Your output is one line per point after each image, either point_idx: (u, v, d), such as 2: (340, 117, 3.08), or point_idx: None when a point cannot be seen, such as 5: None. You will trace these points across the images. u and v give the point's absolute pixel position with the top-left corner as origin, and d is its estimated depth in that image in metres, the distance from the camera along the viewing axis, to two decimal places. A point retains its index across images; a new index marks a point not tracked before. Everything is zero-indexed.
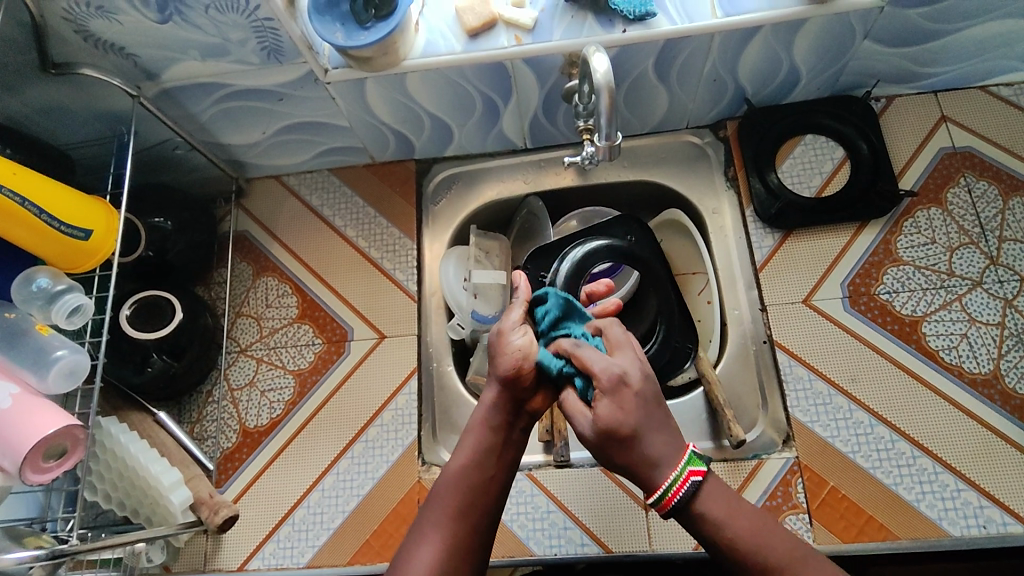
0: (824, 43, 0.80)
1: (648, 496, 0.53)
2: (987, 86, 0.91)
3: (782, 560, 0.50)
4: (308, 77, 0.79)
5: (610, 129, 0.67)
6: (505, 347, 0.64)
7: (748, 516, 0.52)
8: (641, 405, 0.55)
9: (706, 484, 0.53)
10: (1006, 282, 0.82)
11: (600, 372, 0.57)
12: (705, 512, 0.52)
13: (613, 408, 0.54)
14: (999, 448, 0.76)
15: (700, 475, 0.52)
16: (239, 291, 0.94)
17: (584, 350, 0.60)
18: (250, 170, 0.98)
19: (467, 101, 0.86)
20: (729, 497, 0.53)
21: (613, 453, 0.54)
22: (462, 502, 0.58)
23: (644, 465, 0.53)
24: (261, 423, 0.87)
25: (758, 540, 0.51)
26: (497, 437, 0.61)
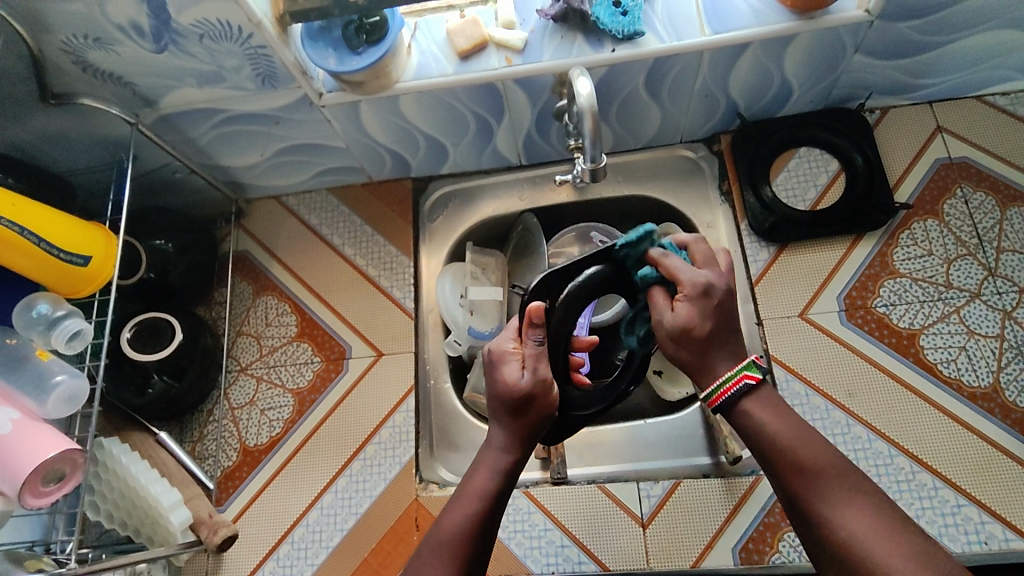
0: (815, 57, 0.80)
1: (702, 389, 0.59)
2: (984, 96, 0.91)
3: (815, 464, 0.54)
4: (303, 101, 0.80)
5: (597, 151, 0.67)
6: (538, 400, 0.61)
7: (793, 422, 0.57)
8: (720, 314, 0.59)
9: (758, 390, 0.58)
10: (1005, 294, 0.82)
11: (686, 280, 0.60)
12: (754, 415, 0.57)
13: (693, 313, 0.59)
14: (999, 462, 0.75)
15: (754, 380, 0.58)
16: (239, 310, 0.96)
17: (671, 257, 0.62)
18: (250, 191, 1.00)
19: (460, 120, 0.87)
20: (778, 405, 0.58)
21: (685, 351, 0.59)
22: (458, 552, 0.56)
23: (704, 365, 0.59)
24: (261, 441, 0.88)
25: (797, 446, 0.55)
26: (502, 489, 0.60)
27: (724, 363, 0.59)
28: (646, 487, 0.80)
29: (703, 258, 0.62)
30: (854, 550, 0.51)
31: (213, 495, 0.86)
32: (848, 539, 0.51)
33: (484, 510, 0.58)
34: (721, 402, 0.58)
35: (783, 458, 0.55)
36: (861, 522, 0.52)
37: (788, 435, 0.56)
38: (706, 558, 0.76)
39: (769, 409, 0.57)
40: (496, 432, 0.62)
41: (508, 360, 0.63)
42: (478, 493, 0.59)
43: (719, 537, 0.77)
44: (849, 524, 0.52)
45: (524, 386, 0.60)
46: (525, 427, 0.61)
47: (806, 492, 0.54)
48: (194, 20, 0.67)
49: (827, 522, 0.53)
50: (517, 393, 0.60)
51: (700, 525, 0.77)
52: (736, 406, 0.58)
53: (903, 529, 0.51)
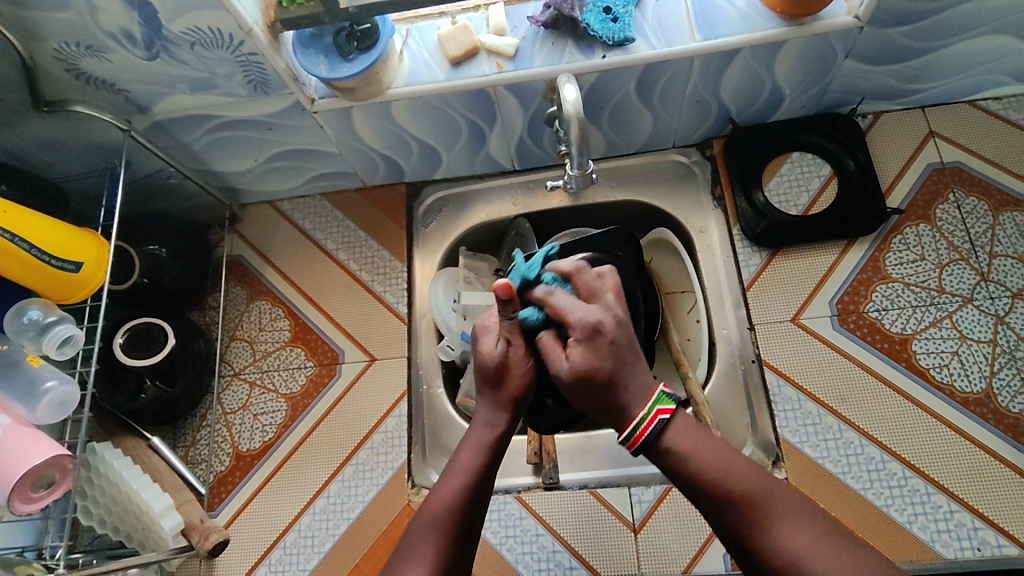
0: (806, 62, 0.81)
1: (619, 434, 0.57)
2: (976, 101, 0.91)
3: (743, 490, 0.53)
4: (295, 107, 0.80)
5: (583, 158, 0.67)
6: (520, 370, 0.63)
7: (715, 450, 0.55)
8: (615, 352, 0.58)
9: (673, 422, 0.57)
10: (997, 299, 0.81)
11: (577, 321, 0.60)
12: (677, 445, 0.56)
13: (586, 354, 0.58)
14: (992, 468, 0.75)
15: (668, 412, 0.56)
16: (233, 314, 0.96)
17: (556, 296, 0.63)
18: (244, 196, 1.00)
19: (452, 126, 0.87)
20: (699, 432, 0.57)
21: (586, 392, 0.58)
22: (452, 527, 0.57)
23: (617, 406, 0.57)
24: (254, 446, 0.88)
25: (724, 473, 0.54)
26: (494, 459, 0.61)
27: (634, 404, 0.57)
28: (638, 492, 0.80)
29: (581, 314, 0.60)
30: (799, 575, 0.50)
31: (205, 500, 0.86)
32: (791, 565, 0.50)
33: (478, 478, 0.59)
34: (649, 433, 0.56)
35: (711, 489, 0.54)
36: (801, 543, 0.51)
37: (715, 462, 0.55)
38: (699, 563, 0.76)
39: (692, 435, 0.56)
40: (479, 411, 0.64)
41: (488, 333, 0.66)
42: (469, 463, 0.60)
43: (711, 543, 0.76)
44: (790, 547, 0.50)
45: (499, 359, 0.63)
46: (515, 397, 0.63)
47: (741, 523, 0.52)
48: (185, 28, 0.67)
49: (769, 552, 0.51)
50: (494, 366, 0.63)
51: (693, 530, 0.77)
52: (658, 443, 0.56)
53: (843, 548, 0.50)
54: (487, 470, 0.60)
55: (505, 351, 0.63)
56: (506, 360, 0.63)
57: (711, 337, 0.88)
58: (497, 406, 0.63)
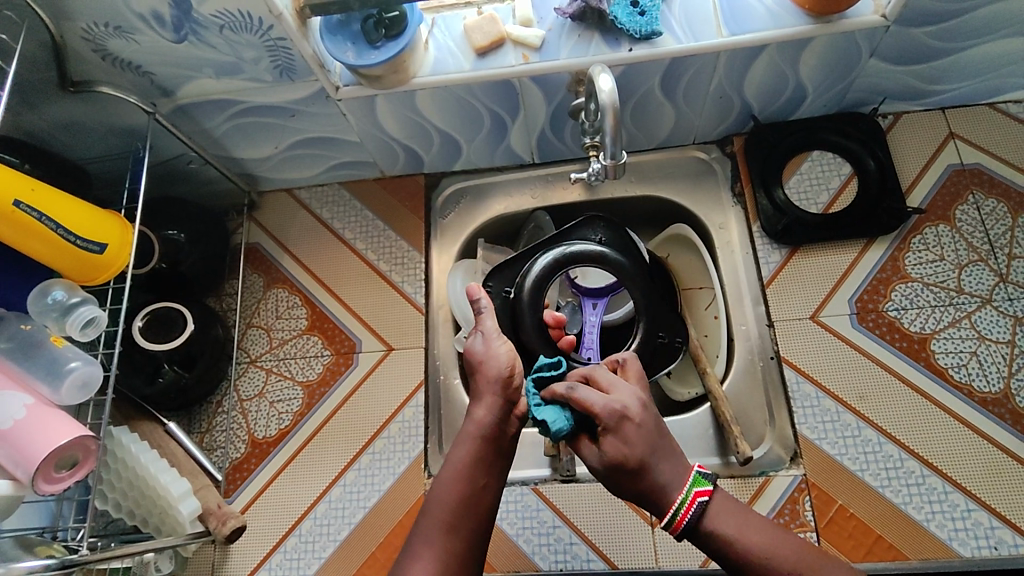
0: (830, 61, 0.81)
1: (661, 520, 0.56)
2: (996, 103, 0.91)
3: (789, 572, 0.52)
4: (319, 94, 0.80)
5: (615, 148, 0.67)
6: (491, 360, 0.65)
7: (758, 529, 0.55)
8: (643, 434, 0.57)
9: (711, 505, 0.56)
10: (1016, 300, 0.82)
11: (602, 411, 0.57)
12: (718, 520, 0.55)
13: (626, 436, 0.56)
14: (1010, 468, 0.75)
15: (706, 495, 0.55)
16: (250, 302, 0.96)
17: (580, 390, 0.59)
18: (262, 183, 1.00)
19: (475, 117, 0.87)
20: (743, 514, 0.56)
21: (632, 477, 0.56)
22: (451, 521, 0.57)
23: (659, 491, 0.56)
24: (270, 434, 0.88)
25: (772, 556, 0.53)
26: (488, 446, 0.62)
27: (671, 487, 0.55)
28: None
29: (597, 400, 0.58)
30: None
31: (221, 486, 0.86)
32: None
33: (470, 469, 0.60)
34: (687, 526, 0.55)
35: (759, 573, 0.53)
36: None
37: (754, 542, 0.54)
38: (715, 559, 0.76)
39: (731, 514, 0.56)
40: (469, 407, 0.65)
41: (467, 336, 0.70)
42: (460, 458, 0.61)
43: None
44: None
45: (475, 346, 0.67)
46: (495, 387, 0.64)
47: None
48: (215, 11, 0.67)
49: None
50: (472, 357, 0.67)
51: None
52: (699, 526, 0.55)
53: None
54: (480, 459, 0.61)
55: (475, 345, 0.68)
56: (479, 353, 0.67)
57: (729, 333, 0.88)
58: (478, 399, 0.64)
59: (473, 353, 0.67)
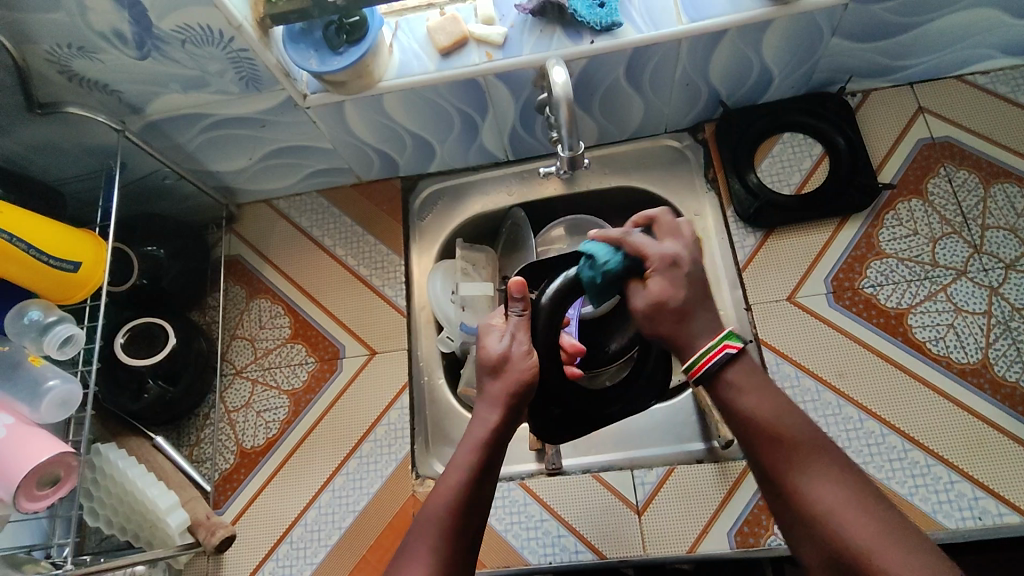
0: (793, 41, 0.81)
1: (684, 362, 0.59)
2: (964, 75, 0.91)
3: (786, 436, 0.56)
4: (287, 103, 0.81)
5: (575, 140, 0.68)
6: (517, 372, 0.63)
7: (768, 394, 0.58)
8: (691, 284, 0.60)
9: (737, 363, 0.58)
10: (991, 271, 0.82)
11: (654, 255, 0.60)
12: (735, 378, 0.58)
13: (668, 280, 0.59)
14: (991, 438, 0.75)
15: (735, 349, 0.58)
16: (233, 313, 0.96)
17: (635, 235, 0.62)
18: (239, 196, 1.01)
19: (444, 117, 0.88)
20: (760, 385, 0.58)
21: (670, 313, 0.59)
22: (447, 528, 0.58)
23: (686, 338, 0.59)
24: (258, 443, 0.89)
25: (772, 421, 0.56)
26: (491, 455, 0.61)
27: (701, 336, 0.59)
28: (640, 474, 0.81)
29: (655, 248, 0.60)
30: (824, 526, 0.52)
31: (211, 498, 0.86)
32: (819, 514, 0.53)
33: (474, 477, 0.60)
34: (703, 374, 0.58)
35: (757, 434, 0.56)
36: (831, 495, 0.53)
37: (762, 413, 0.57)
38: (702, 543, 0.76)
39: (744, 376, 0.58)
40: (478, 407, 0.64)
41: (493, 333, 0.68)
42: (466, 464, 0.60)
43: (715, 523, 0.77)
44: (823, 499, 0.53)
45: (502, 352, 0.65)
46: (509, 395, 0.63)
47: (775, 463, 0.55)
48: (175, 26, 0.68)
49: (799, 497, 0.54)
50: (494, 362, 0.65)
51: (696, 510, 0.78)
52: (717, 378, 0.58)
53: (871, 507, 0.52)
54: (484, 465, 0.61)
55: (505, 347, 0.65)
56: (505, 359, 0.64)
57: None
58: (492, 405, 0.63)
59: (499, 356, 0.65)
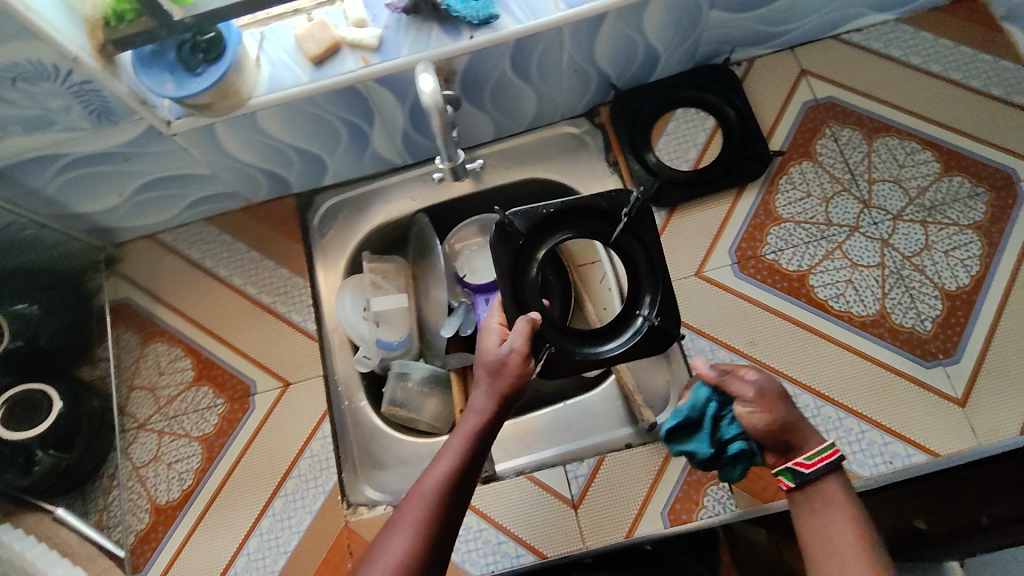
0: (673, 18, 0.80)
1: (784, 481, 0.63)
2: (839, 35, 0.93)
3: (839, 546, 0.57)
4: (150, 132, 0.74)
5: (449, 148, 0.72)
6: (512, 369, 0.65)
7: (837, 517, 0.59)
8: (783, 403, 0.65)
9: (820, 485, 0.61)
10: (880, 224, 0.85)
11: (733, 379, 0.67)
12: (820, 493, 0.61)
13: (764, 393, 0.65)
14: (895, 385, 0.79)
15: (806, 467, 0.62)
16: (128, 363, 0.90)
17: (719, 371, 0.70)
18: (118, 235, 0.93)
19: (328, 128, 0.83)
20: (825, 513, 0.60)
21: (775, 436, 0.64)
22: (436, 507, 0.58)
23: (793, 445, 0.64)
24: (173, 497, 0.84)
25: (831, 545, 0.58)
26: (445, 509, 0.58)
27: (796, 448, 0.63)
28: (573, 468, 0.80)
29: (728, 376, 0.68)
30: None
31: (128, 563, 0.81)
32: None
33: (461, 466, 0.60)
34: (817, 469, 0.61)
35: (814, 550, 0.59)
36: None
37: (824, 531, 0.59)
38: (639, 526, 0.77)
39: (809, 512, 0.61)
40: (472, 398, 0.65)
41: (493, 336, 0.71)
42: (456, 448, 0.61)
43: (648, 504, 0.78)
44: None
45: (501, 354, 0.66)
46: (464, 442, 0.62)
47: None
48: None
49: None
50: (488, 361, 0.66)
51: (631, 495, 0.78)
52: (798, 504, 0.62)
53: None
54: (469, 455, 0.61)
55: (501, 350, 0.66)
56: (499, 359, 0.66)
57: None
58: (484, 394, 0.64)
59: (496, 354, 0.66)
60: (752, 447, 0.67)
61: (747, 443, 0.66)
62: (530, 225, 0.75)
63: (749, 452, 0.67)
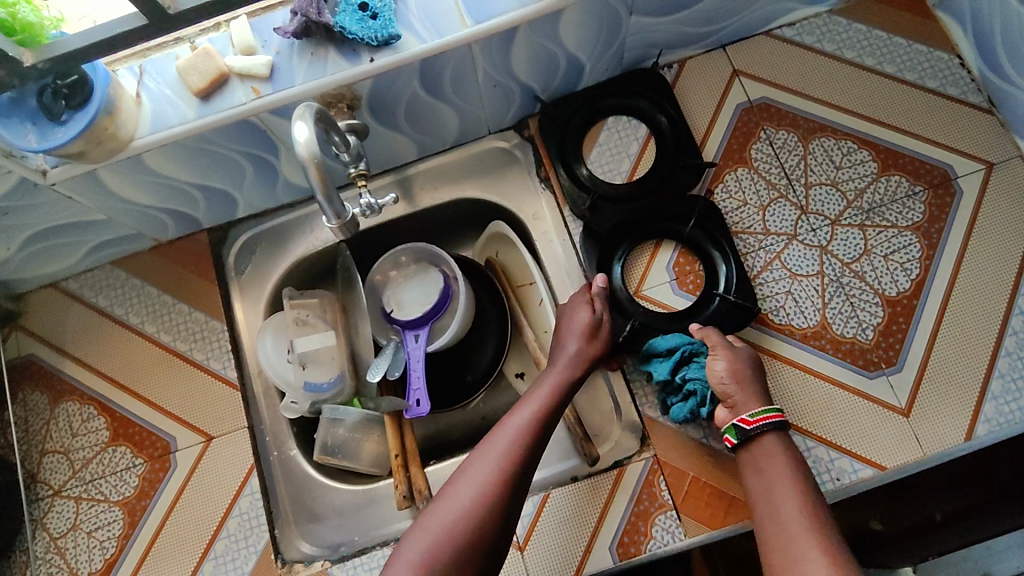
0: (592, 26, 0.76)
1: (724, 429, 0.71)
2: (771, 30, 0.89)
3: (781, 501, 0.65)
4: (23, 184, 0.68)
5: (334, 206, 0.60)
6: (596, 333, 0.76)
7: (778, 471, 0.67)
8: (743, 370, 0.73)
9: (764, 439, 0.69)
10: (819, 230, 0.82)
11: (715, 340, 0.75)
12: (761, 452, 0.69)
13: (732, 355, 0.73)
14: (839, 399, 0.76)
15: (746, 425, 0.69)
16: (37, 425, 0.83)
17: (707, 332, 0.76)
18: (16, 286, 0.86)
19: (229, 164, 0.77)
20: (770, 473, 0.67)
21: (724, 388, 0.72)
22: (519, 444, 0.68)
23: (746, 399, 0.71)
24: (95, 568, 0.78)
25: (773, 503, 0.65)
26: (527, 449, 0.68)
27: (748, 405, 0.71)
28: None
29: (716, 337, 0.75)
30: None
31: None
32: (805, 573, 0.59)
33: (547, 412, 0.71)
34: (758, 426, 0.69)
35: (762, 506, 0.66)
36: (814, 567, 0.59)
37: (767, 486, 0.66)
38: (587, 563, 0.74)
39: (753, 468, 0.69)
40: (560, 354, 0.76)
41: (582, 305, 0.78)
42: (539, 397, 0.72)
43: (595, 539, 0.74)
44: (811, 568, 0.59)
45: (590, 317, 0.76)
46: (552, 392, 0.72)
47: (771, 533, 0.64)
48: None
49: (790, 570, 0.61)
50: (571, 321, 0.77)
51: (577, 530, 0.75)
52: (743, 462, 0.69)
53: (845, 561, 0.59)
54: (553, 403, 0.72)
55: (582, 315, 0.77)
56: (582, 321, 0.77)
57: None
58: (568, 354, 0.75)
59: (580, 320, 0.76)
60: (707, 394, 0.74)
61: (706, 388, 0.74)
62: (609, 226, 0.84)
63: (703, 397, 0.74)
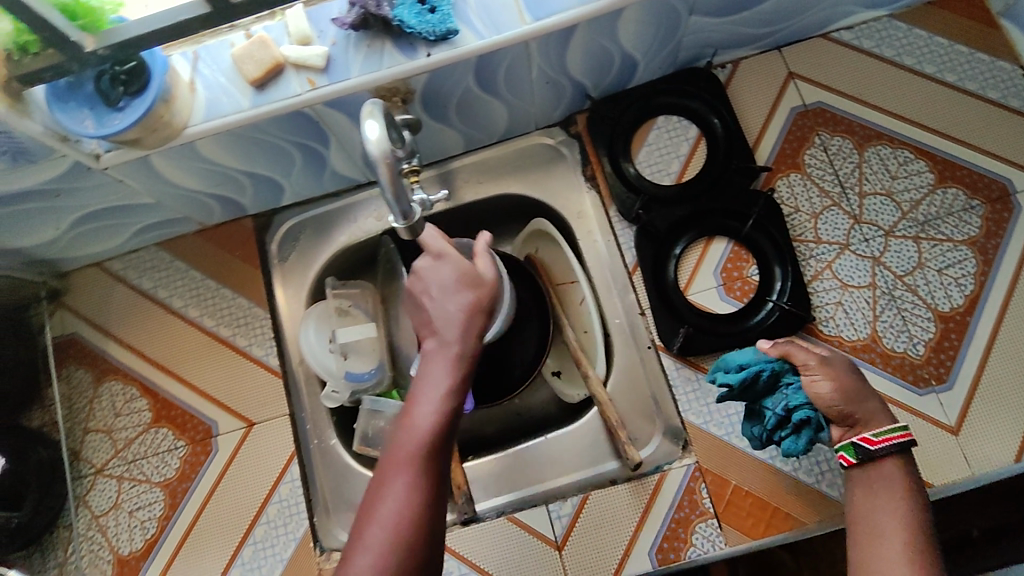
0: (650, 25, 0.74)
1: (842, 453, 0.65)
2: (830, 32, 0.87)
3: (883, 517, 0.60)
4: (78, 168, 0.68)
5: (401, 205, 0.61)
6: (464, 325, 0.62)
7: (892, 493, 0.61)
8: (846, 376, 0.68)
9: (881, 460, 0.63)
10: (871, 240, 0.81)
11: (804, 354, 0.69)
12: (880, 471, 0.63)
13: (833, 371, 0.67)
14: None
15: (870, 442, 0.63)
16: (81, 404, 0.84)
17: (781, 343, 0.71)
18: (62, 265, 0.87)
19: (280, 152, 0.76)
20: (877, 492, 0.62)
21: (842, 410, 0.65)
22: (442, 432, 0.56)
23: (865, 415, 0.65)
24: (136, 547, 0.79)
25: (873, 519, 0.60)
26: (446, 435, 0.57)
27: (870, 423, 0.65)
28: (556, 508, 0.77)
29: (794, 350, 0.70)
30: None
31: None
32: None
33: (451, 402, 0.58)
34: (884, 446, 0.63)
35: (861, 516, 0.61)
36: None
37: (875, 500, 0.61)
38: (626, 565, 0.74)
39: (864, 483, 0.63)
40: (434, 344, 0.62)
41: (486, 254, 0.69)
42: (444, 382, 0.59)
43: (635, 543, 0.75)
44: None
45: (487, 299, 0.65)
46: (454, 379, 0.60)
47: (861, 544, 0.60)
48: None
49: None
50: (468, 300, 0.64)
51: (616, 533, 0.75)
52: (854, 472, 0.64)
53: None
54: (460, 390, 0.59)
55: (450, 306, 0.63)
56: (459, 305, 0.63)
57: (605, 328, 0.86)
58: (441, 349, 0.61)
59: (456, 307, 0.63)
60: (819, 419, 0.68)
61: (813, 411, 0.68)
62: (666, 223, 0.83)
63: (816, 422, 0.68)
